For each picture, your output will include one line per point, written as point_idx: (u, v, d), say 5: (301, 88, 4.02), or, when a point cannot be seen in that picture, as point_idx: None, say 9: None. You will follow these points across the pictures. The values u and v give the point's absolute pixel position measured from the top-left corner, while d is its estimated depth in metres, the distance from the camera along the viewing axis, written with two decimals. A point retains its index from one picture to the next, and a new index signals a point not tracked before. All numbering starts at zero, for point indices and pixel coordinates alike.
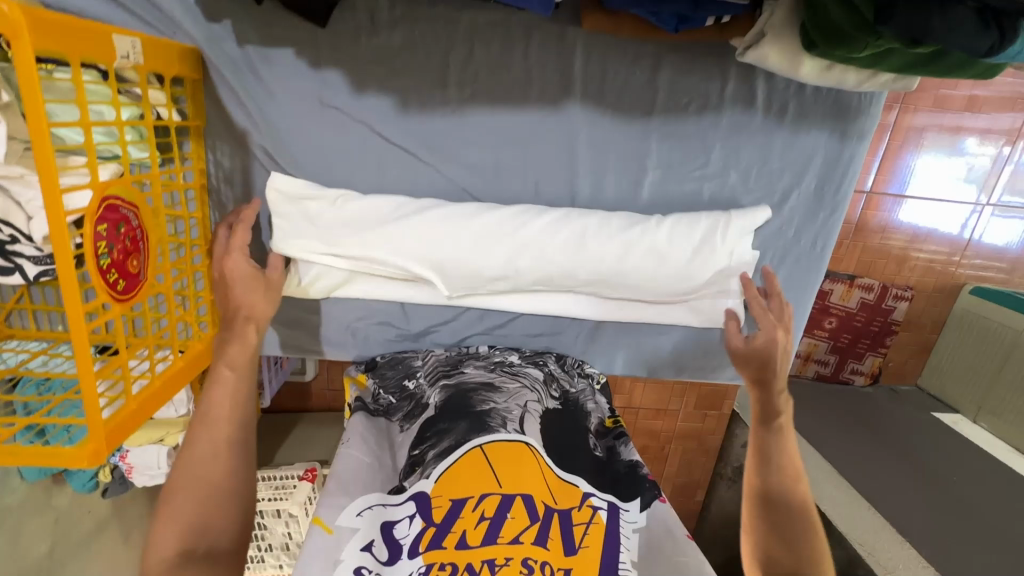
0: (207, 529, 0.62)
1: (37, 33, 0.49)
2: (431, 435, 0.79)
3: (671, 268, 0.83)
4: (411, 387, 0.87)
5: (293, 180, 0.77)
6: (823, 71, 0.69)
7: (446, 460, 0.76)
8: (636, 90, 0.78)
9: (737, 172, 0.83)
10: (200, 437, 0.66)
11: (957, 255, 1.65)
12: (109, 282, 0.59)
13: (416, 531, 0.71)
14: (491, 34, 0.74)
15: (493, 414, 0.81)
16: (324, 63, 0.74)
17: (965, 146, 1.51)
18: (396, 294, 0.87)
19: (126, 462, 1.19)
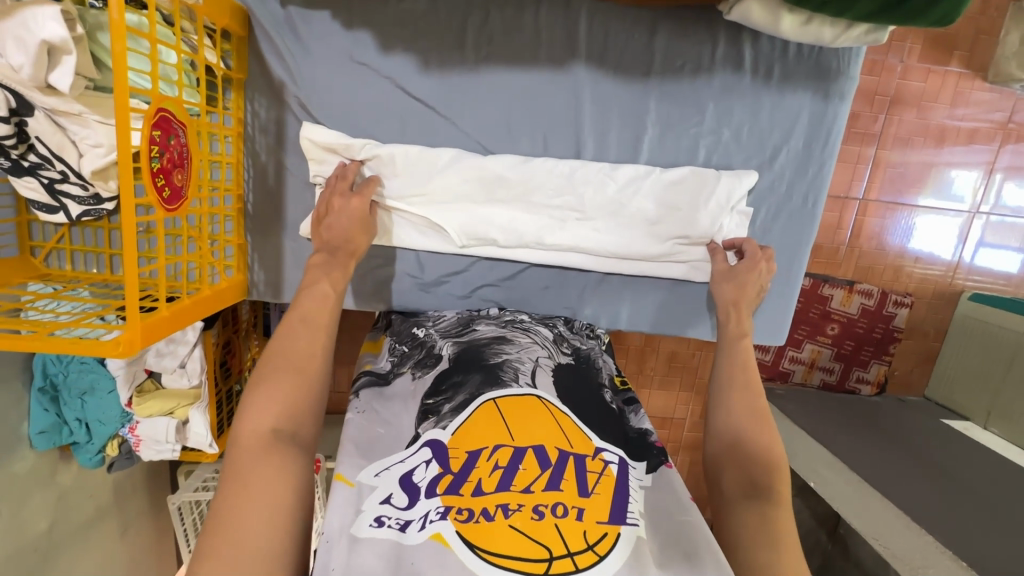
0: (297, 413, 0.67)
1: None
2: (444, 392, 0.77)
3: (665, 215, 0.92)
4: (421, 335, 0.89)
5: (319, 128, 0.84)
6: (802, 26, 0.77)
7: (462, 414, 0.73)
8: (635, 53, 0.87)
9: (729, 129, 0.91)
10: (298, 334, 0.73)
11: (951, 275, 1.70)
12: (157, 187, 0.65)
13: (433, 475, 0.66)
14: (505, 0, 0.84)
15: (505, 367, 0.80)
16: (356, 24, 0.83)
17: (953, 180, 1.61)
18: (411, 241, 0.92)
19: (135, 433, 1.25)
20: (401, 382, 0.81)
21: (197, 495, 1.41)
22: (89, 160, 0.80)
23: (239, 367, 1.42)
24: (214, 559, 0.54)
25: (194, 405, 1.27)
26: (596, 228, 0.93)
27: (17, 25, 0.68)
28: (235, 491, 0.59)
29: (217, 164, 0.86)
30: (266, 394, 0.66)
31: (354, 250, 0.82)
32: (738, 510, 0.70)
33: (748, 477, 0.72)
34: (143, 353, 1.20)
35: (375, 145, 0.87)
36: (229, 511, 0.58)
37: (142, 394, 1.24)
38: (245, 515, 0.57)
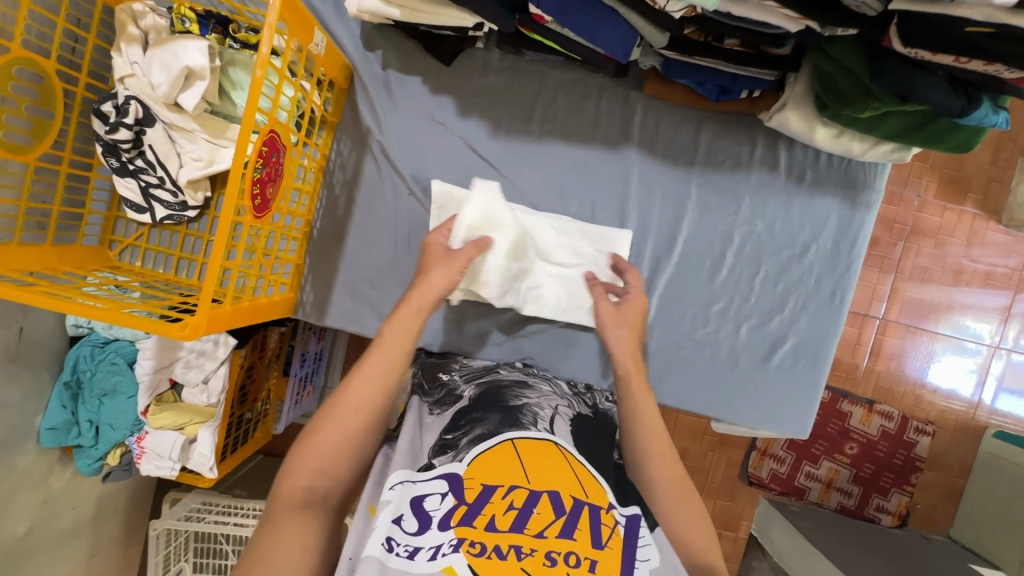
0: (326, 474, 0.69)
1: (286, 6, 0.71)
2: (462, 427, 0.77)
3: (692, 282, 0.99)
4: (445, 378, 0.90)
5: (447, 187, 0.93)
6: (834, 138, 0.89)
7: (480, 445, 0.73)
8: (681, 143, 0.97)
9: (763, 222, 0.98)
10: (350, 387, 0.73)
11: (973, 411, 1.67)
12: (252, 194, 0.73)
13: (447, 507, 0.67)
14: (573, 87, 0.97)
15: (525, 411, 0.80)
16: (442, 90, 0.96)
17: (966, 326, 1.65)
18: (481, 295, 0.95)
19: (140, 445, 1.24)
20: (416, 404, 0.85)
21: (179, 524, 1.34)
22: (188, 171, 0.90)
23: (255, 394, 1.42)
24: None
25: (205, 423, 1.25)
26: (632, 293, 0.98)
27: (166, 52, 0.81)
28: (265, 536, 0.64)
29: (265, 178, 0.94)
30: (309, 452, 0.70)
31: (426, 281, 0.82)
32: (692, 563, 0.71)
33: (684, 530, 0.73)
34: (172, 362, 1.23)
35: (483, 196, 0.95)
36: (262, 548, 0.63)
37: (159, 404, 1.25)
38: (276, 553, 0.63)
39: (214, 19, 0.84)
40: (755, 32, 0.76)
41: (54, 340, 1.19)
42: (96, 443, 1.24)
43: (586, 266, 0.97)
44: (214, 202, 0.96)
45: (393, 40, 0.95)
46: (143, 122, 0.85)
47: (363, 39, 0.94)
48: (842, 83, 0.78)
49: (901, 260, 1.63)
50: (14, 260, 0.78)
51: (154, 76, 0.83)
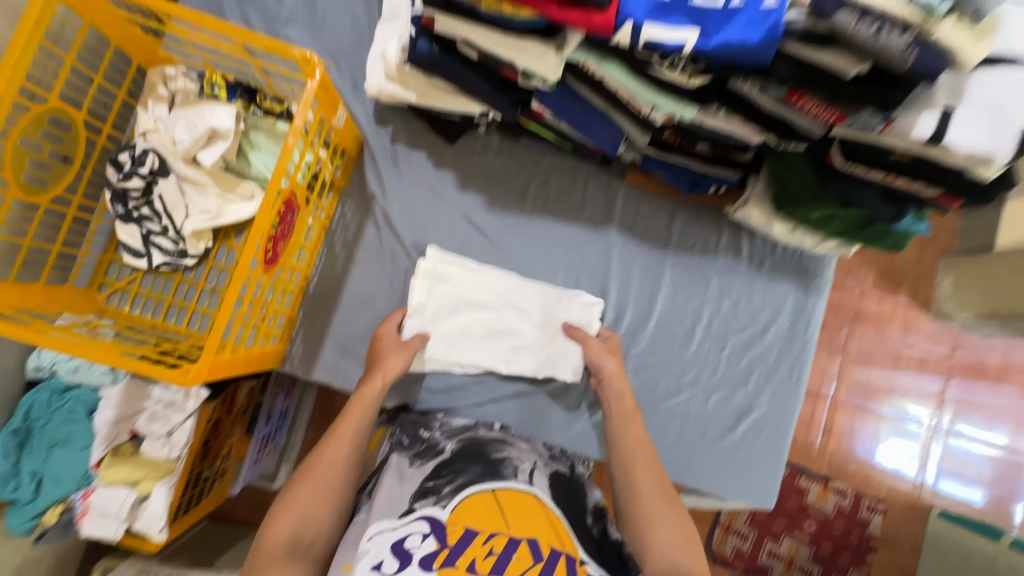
0: (311, 523, 0.74)
1: (322, 88, 0.80)
2: (444, 477, 0.80)
3: (665, 354, 1.06)
4: (425, 435, 0.90)
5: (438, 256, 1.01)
6: (789, 232, 1.00)
7: (462, 493, 0.76)
8: (658, 227, 1.08)
9: (728, 301, 1.08)
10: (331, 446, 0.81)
11: (917, 490, 1.72)
12: (265, 249, 0.77)
13: (428, 550, 0.70)
14: (563, 172, 1.08)
15: (506, 463, 0.83)
16: (444, 165, 1.05)
17: (904, 409, 1.74)
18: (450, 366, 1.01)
19: (84, 502, 1.15)
20: (396, 460, 0.84)
21: None
22: (193, 222, 0.92)
23: (217, 450, 1.36)
24: None
25: (161, 480, 1.18)
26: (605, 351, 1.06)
27: (193, 113, 0.88)
28: None
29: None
30: (299, 503, 0.75)
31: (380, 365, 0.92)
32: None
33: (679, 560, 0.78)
34: (135, 413, 1.18)
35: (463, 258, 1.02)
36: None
37: (115, 457, 1.18)
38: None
39: (241, 87, 0.90)
40: (722, 140, 0.90)
41: (13, 382, 1.14)
42: (34, 498, 1.13)
43: (556, 333, 1.03)
44: (214, 252, 0.99)
45: (403, 118, 1.04)
46: (159, 172, 0.89)
47: (376, 114, 1.03)
48: (795, 186, 0.91)
49: (847, 343, 1.76)
50: (7, 297, 0.77)
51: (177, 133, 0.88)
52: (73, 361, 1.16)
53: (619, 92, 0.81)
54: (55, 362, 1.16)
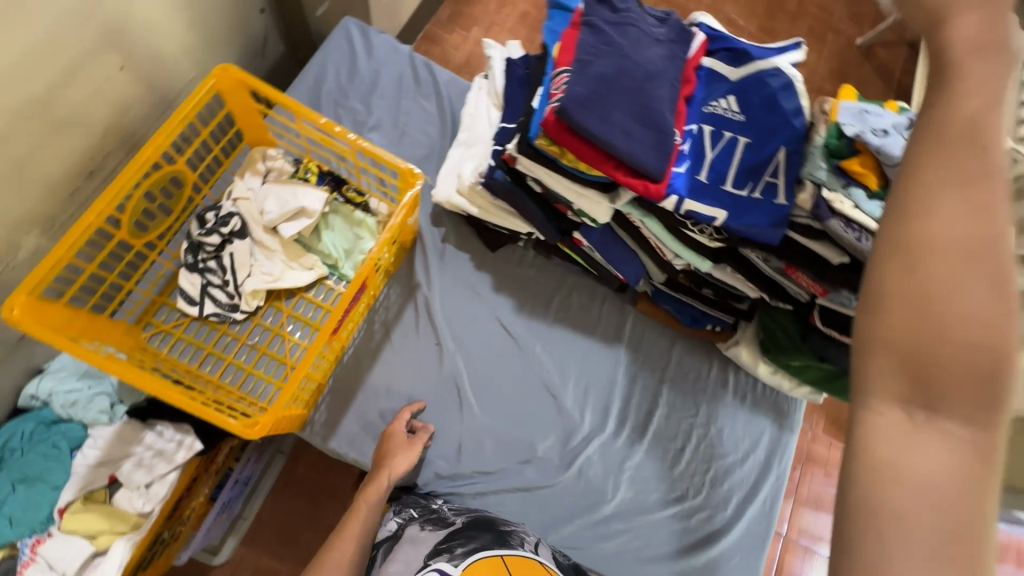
0: None
1: (412, 203, 0.99)
2: (456, 539, 0.83)
3: (656, 468, 1.15)
4: (434, 506, 0.95)
5: None
6: (771, 373, 1.16)
7: (472, 556, 0.80)
8: (659, 352, 1.23)
9: (715, 427, 1.20)
10: (334, 552, 0.83)
11: None
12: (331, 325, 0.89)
13: None
14: (584, 290, 1.23)
15: (513, 534, 0.88)
16: (483, 267, 1.18)
17: None
18: None
19: (33, 552, 1.07)
20: (411, 530, 0.89)
21: None
22: (254, 281, 1.00)
23: (182, 511, 1.29)
24: None
25: (124, 535, 1.09)
26: None
27: (286, 191, 1.00)
28: None
29: (304, 300, 1.05)
30: None
31: (384, 464, 0.95)
32: (871, 425, 0.35)
33: (921, 375, 0.34)
34: (120, 457, 1.13)
35: None
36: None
37: (85, 503, 1.09)
38: None
39: (330, 176, 1.05)
40: (723, 288, 1.08)
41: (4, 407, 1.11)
42: None
43: (561, 434, 1.12)
44: (263, 311, 1.04)
45: (456, 223, 1.19)
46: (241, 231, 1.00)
47: (433, 216, 1.18)
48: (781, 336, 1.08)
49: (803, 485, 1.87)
50: (56, 317, 0.81)
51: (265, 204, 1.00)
52: (73, 395, 1.14)
53: (651, 238, 0.99)
54: (52, 394, 1.14)
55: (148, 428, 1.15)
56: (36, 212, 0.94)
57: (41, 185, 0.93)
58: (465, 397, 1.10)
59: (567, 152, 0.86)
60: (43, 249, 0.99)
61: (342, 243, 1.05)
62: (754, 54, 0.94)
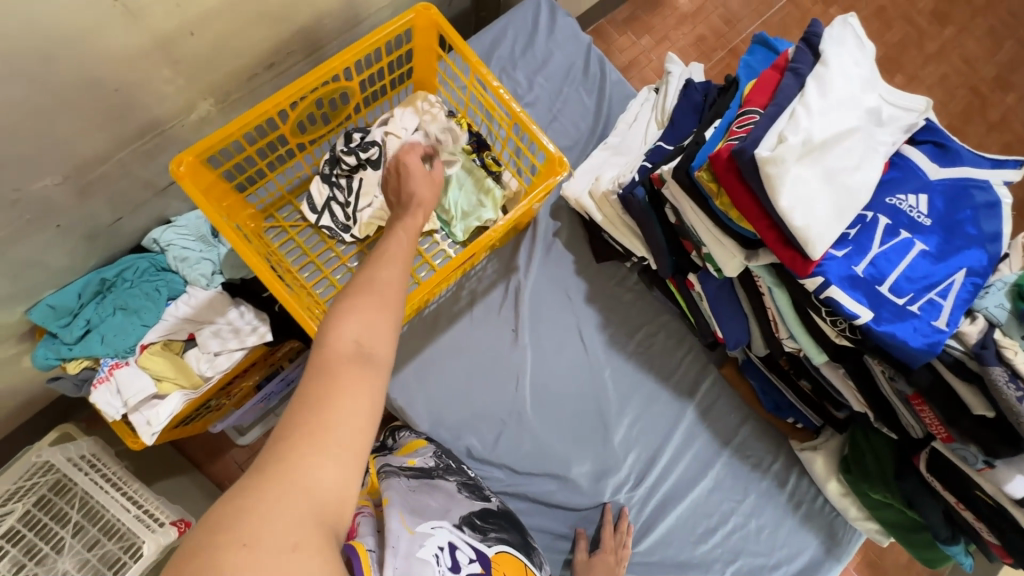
0: (369, 326, 0.60)
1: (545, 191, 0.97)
2: (489, 524, 0.85)
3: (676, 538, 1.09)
4: (469, 474, 1.00)
5: (828, 144, 0.74)
6: (840, 494, 1.07)
7: (504, 546, 0.81)
8: (726, 423, 1.15)
9: (755, 522, 1.11)
10: (386, 265, 0.67)
11: None
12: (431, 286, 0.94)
13: (474, 570, 0.71)
14: (673, 333, 1.17)
15: (534, 553, 0.88)
16: (582, 274, 1.16)
17: None
18: (836, 151, 0.75)
19: (109, 371, 1.18)
20: (446, 484, 0.92)
21: (61, 466, 1.28)
22: (373, 211, 1.03)
23: (231, 388, 1.39)
24: (318, 447, 0.50)
25: (181, 389, 1.19)
26: (818, 200, 0.74)
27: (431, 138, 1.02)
28: (312, 403, 0.53)
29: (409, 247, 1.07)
30: (354, 305, 0.61)
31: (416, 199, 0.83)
32: None
33: None
34: (205, 320, 1.22)
35: (835, 136, 0.75)
36: (319, 425, 0.51)
37: (161, 347, 1.20)
38: (334, 415, 0.52)
39: (475, 138, 1.06)
40: (824, 387, 1.00)
41: (130, 240, 1.22)
42: (72, 345, 1.16)
43: (597, 466, 1.09)
44: (369, 241, 1.07)
45: (574, 221, 1.17)
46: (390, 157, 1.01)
47: (554, 207, 1.17)
48: (870, 462, 0.99)
49: None
50: (203, 180, 0.88)
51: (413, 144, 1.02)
52: (186, 252, 1.22)
53: (770, 310, 0.92)
54: (170, 245, 1.23)
55: (233, 304, 1.23)
56: (216, 85, 1.03)
57: (228, 64, 1.01)
58: (521, 392, 1.08)
59: (724, 195, 0.80)
60: (209, 117, 1.07)
61: (463, 204, 1.05)
62: (966, 158, 0.83)
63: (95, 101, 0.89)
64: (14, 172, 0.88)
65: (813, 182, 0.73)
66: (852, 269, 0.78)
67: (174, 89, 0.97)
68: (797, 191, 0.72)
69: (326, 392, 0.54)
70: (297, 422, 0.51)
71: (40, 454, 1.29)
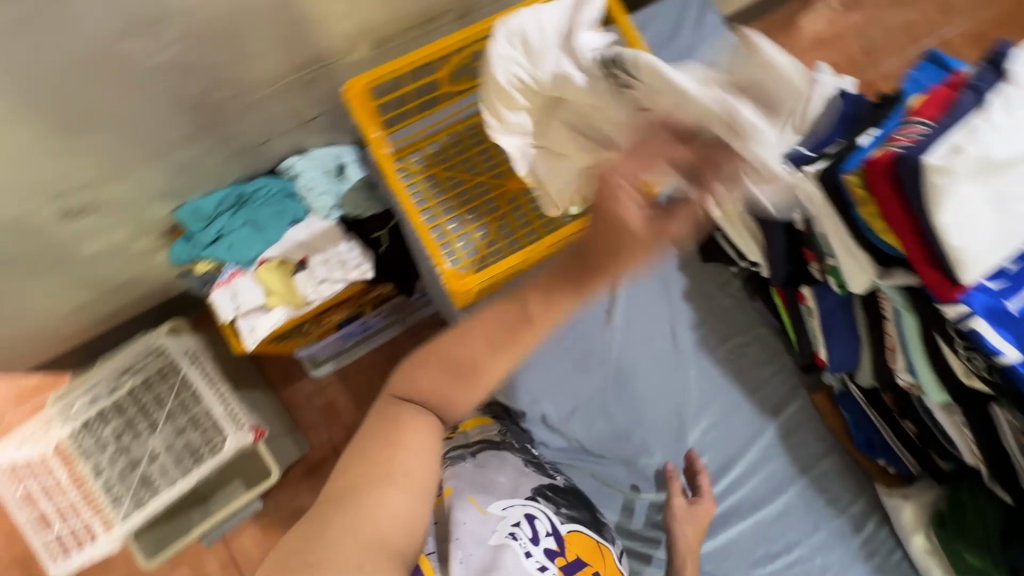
0: (436, 392, 0.71)
1: None
2: (560, 498, 0.93)
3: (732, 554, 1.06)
4: (532, 451, 1.04)
5: (1006, 165, 0.69)
6: (925, 551, 1.01)
7: (574, 524, 0.89)
8: (807, 452, 1.10)
9: (820, 561, 1.05)
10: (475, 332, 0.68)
11: None
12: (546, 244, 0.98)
13: (551, 546, 0.82)
14: (766, 348, 1.14)
15: (606, 528, 0.95)
16: (683, 270, 1.15)
17: None
18: (1012, 175, 0.70)
19: (230, 277, 1.30)
20: (513, 458, 0.97)
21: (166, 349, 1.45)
22: None
23: (325, 317, 1.48)
24: (382, 483, 0.66)
25: (286, 308, 1.29)
26: (980, 222, 0.69)
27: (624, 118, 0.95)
28: (379, 449, 0.68)
29: (524, 210, 1.12)
30: (427, 369, 0.71)
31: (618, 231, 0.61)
32: None
33: None
34: (319, 248, 1.31)
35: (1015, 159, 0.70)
36: (382, 466, 0.67)
37: (277, 266, 1.30)
38: (396, 458, 0.67)
39: None
40: (931, 432, 0.94)
41: (268, 163, 1.34)
42: (204, 248, 1.29)
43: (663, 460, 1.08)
44: (488, 197, 1.13)
45: None
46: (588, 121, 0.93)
47: None
48: (969, 520, 0.93)
49: None
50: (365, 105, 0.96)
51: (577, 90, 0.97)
52: (313, 183, 1.32)
53: (890, 337, 0.88)
54: (300, 174, 1.33)
55: (344, 239, 1.32)
56: (378, 30, 1.11)
57: (393, 12, 1.09)
58: (604, 371, 1.09)
59: (871, 203, 0.77)
60: (364, 60, 1.16)
61: None
62: None
63: (279, 27, 0.99)
64: (200, 78, 0.99)
65: (979, 203, 0.69)
66: (1002, 304, 0.73)
67: (343, 27, 1.06)
68: (961, 208, 0.68)
69: (391, 439, 0.69)
70: (368, 459, 0.67)
71: (151, 338, 1.45)
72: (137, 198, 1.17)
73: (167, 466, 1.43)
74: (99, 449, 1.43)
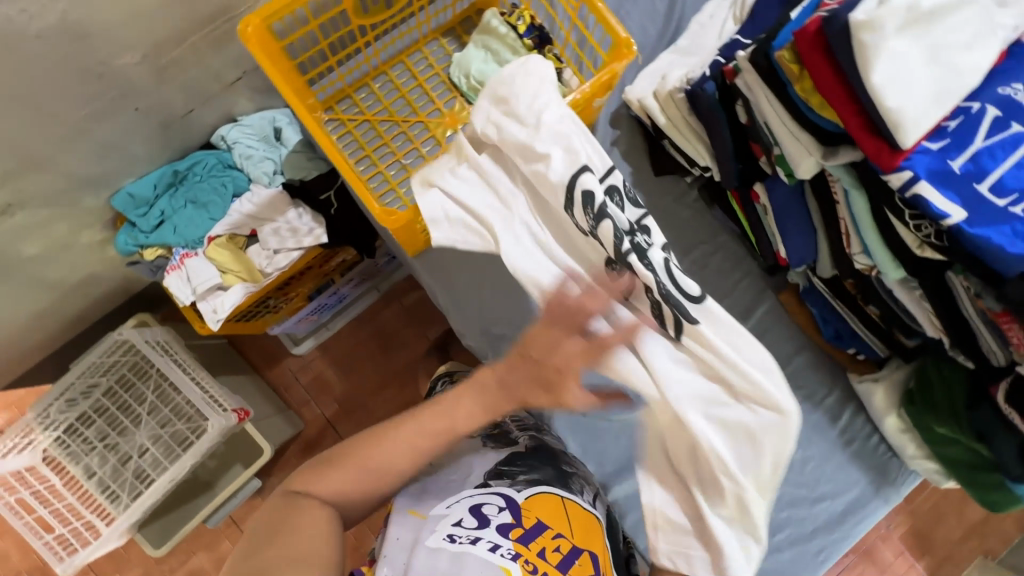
0: (349, 492, 0.76)
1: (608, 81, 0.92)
2: (518, 466, 0.91)
3: None
4: (496, 416, 1.04)
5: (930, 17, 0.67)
6: (899, 430, 1.03)
7: (533, 488, 0.87)
8: (779, 352, 1.10)
9: (801, 455, 1.07)
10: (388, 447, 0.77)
11: None
12: None
13: (505, 520, 0.81)
14: (729, 255, 1.12)
15: (574, 479, 0.94)
16: (637, 188, 1.12)
17: None
18: (939, 27, 0.68)
19: (180, 261, 1.26)
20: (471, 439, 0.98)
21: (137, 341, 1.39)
22: None
23: (290, 290, 1.45)
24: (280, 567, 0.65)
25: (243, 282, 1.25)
26: (912, 78, 0.67)
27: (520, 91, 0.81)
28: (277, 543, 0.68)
29: None
30: (339, 473, 0.76)
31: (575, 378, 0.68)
32: None
33: None
34: (266, 218, 1.26)
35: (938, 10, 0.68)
36: (277, 552, 0.67)
37: (227, 241, 1.26)
38: (297, 540, 0.69)
39: (537, 32, 1.03)
40: (895, 313, 0.93)
41: (201, 137, 1.28)
42: (149, 233, 1.25)
43: None
44: (423, 137, 1.07)
45: (633, 133, 1.12)
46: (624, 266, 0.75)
47: (614, 115, 1.12)
48: (937, 392, 0.95)
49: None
50: (267, 48, 0.90)
51: (569, 202, 0.77)
52: (251, 150, 1.27)
53: (843, 221, 0.86)
54: (235, 143, 1.27)
55: (292, 206, 1.26)
56: None
57: None
58: None
59: (806, 77, 0.74)
60: None
61: None
62: None
63: None
64: (97, 45, 0.93)
65: (906, 57, 0.66)
66: (947, 163, 0.70)
67: None
68: (889, 63, 0.66)
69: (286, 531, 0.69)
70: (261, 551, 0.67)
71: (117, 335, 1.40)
72: (66, 188, 1.12)
73: (158, 457, 1.43)
74: (87, 450, 1.43)
